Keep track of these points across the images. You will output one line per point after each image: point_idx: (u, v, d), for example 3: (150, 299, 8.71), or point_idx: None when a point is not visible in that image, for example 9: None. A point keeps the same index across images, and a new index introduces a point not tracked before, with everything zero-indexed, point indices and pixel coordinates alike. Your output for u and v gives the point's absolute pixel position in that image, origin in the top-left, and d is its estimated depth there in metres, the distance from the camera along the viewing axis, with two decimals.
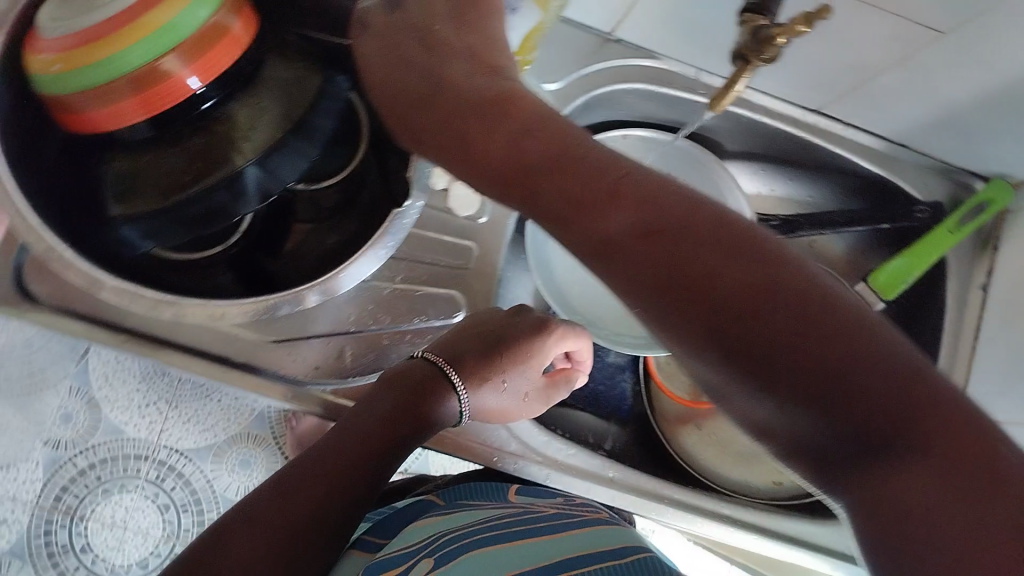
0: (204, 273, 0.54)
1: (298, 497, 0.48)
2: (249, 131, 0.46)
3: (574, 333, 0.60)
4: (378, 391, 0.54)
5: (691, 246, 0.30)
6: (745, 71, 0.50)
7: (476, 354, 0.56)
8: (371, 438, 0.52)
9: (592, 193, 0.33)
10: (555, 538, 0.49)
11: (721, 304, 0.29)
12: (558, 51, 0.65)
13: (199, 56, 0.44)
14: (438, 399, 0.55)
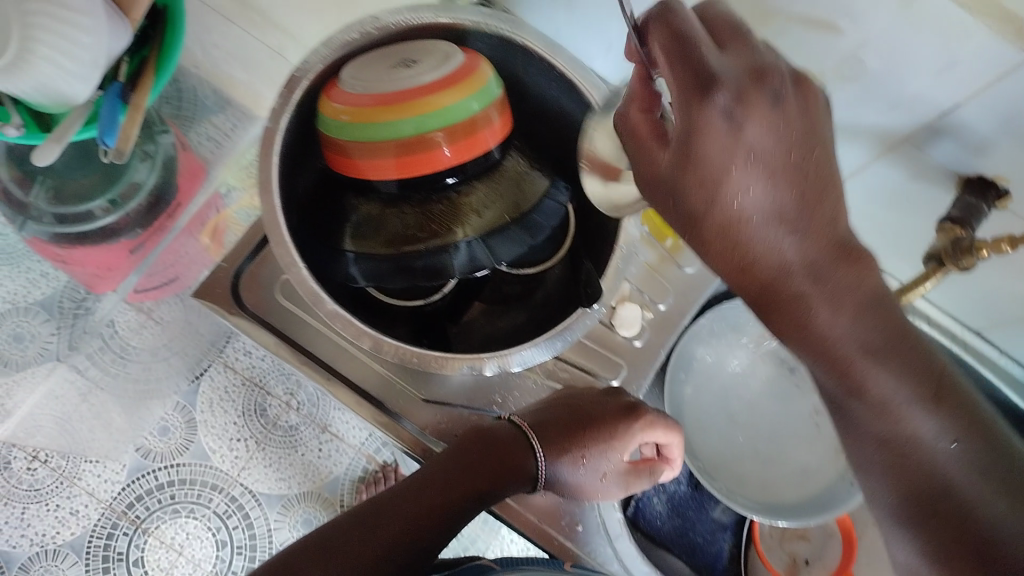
0: (388, 318, 0.59)
1: (357, 545, 0.49)
2: (480, 210, 0.52)
3: (663, 427, 0.60)
4: (461, 443, 0.57)
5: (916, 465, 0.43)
6: (937, 272, 0.54)
7: (559, 425, 0.58)
8: (441, 494, 0.54)
9: (887, 383, 0.41)
10: None
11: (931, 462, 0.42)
12: None
13: (459, 140, 0.51)
14: (516, 460, 0.57)
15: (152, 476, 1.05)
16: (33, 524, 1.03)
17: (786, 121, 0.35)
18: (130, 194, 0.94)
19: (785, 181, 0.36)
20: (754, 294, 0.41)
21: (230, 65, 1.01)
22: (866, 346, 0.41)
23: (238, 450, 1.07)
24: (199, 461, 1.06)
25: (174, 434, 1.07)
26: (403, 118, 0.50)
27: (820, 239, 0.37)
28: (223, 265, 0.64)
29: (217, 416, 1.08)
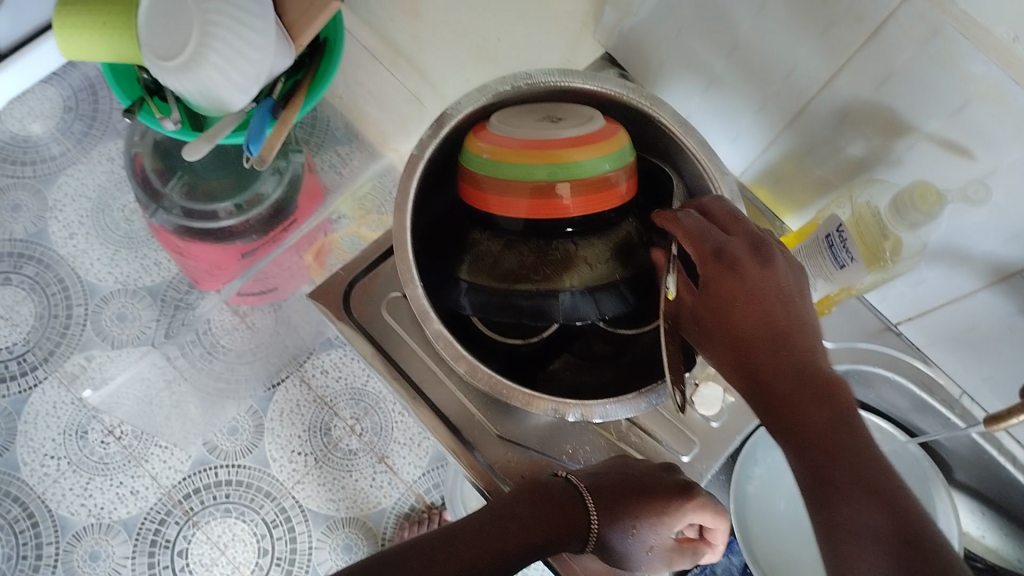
0: (482, 349, 0.62)
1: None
2: (592, 264, 0.55)
3: (714, 511, 0.59)
4: (521, 494, 0.57)
5: None
6: None
7: (616, 492, 0.57)
8: (497, 541, 0.54)
9: (860, 497, 0.42)
10: None
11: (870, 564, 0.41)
12: (841, 313, 0.70)
13: (585, 193, 0.55)
14: (571, 518, 0.57)
15: (212, 472, 1.09)
16: (95, 495, 1.07)
17: (770, 284, 0.48)
18: (252, 203, 1.00)
19: (777, 339, 0.47)
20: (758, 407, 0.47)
21: (365, 102, 1.07)
22: (834, 439, 0.44)
23: (296, 463, 1.10)
24: (257, 466, 1.09)
25: (241, 435, 1.10)
26: (539, 164, 0.54)
27: (804, 372, 0.46)
28: (340, 275, 0.68)
29: (283, 427, 1.11)
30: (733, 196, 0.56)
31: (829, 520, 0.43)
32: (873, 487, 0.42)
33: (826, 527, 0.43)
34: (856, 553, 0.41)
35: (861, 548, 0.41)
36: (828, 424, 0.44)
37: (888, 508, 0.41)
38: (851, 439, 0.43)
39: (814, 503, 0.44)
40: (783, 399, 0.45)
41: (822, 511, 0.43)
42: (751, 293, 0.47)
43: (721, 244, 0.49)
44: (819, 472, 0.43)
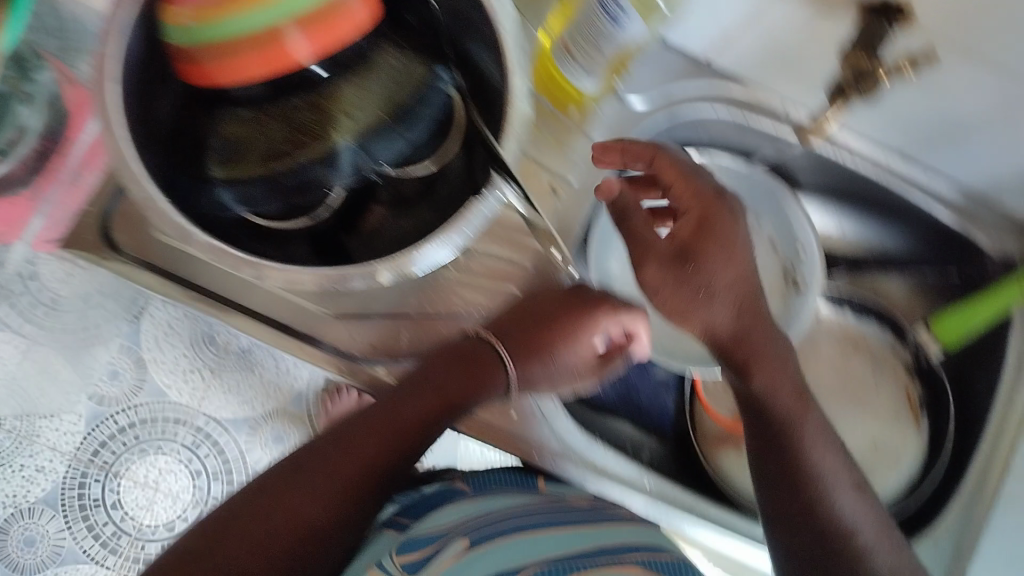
0: (281, 244, 0.56)
1: (331, 472, 0.51)
2: (354, 109, 0.48)
3: (631, 314, 0.62)
4: (433, 357, 0.58)
5: (847, 513, 0.52)
6: (841, 101, 0.52)
7: (524, 329, 0.60)
8: (413, 410, 0.55)
9: (814, 431, 0.54)
10: (578, 530, 0.60)
11: (817, 488, 0.53)
12: (645, 63, 0.66)
13: (318, 27, 0.45)
14: (487, 373, 0.58)
15: (112, 421, 0.92)
16: (0, 486, 0.92)
17: (743, 247, 0.54)
18: None
19: (750, 290, 0.54)
20: (723, 349, 0.54)
21: None
22: (794, 387, 0.54)
23: (193, 380, 0.92)
24: (153, 398, 0.92)
25: (125, 375, 0.91)
26: (257, 7, 0.44)
27: (762, 320, 0.55)
28: (94, 209, 0.60)
29: (162, 350, 0.92)
30: None
31: (785, 446, 0.54)
32: (820, 430, 0.55)
33: (780, 455, 0.54)
34: (809, 477, 0.53)
35: (810, 475, 0.53)
36: (794, 380, 0.55)
37: (829, 447, 0.55)
38: (798, 386, 0.55)
39: (772, 429, 0.55)
40: (771, 352, 0.54)
41: (782, 441, 0.54)
42: (741, 246, 0.53)
43: (716, 188, 0.54)
44: (788, 412, 0.54)
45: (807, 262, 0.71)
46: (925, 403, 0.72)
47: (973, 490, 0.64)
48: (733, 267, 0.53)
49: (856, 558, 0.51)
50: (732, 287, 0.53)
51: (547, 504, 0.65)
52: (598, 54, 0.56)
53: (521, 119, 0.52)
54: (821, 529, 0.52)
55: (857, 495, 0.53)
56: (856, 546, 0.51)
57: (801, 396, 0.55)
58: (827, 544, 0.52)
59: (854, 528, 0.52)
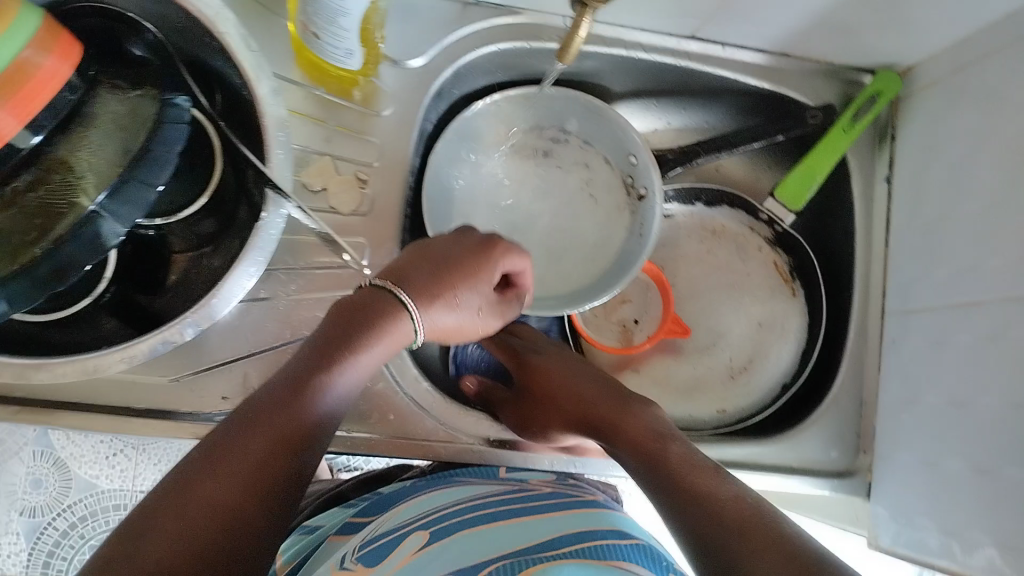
0: (86, 323, 0.52)
1: (228, 469, 0.40)
2: (88, 168, 0.43)
3: (520, 255, 0.58)
4: (325, 326, 0.50)
5: (711, 487, 0.47)
6: (585, 15, 0.47)
7: (419, 274, 0.54)
8: (312, 384, 0.46)
9: (675, 446, 0.52)
10: (540, 521, 0.54)
11: (688, 483, 0.48)
12: (420, 22, 0.63)
13: (13, 93, 0.40)
14: (384, 323, 0.50)
15: (52, 528, 0.87)
16: None
17: (565, 354, 0.66)
18: None
19: (598, 387, 0.62)
20: (594, 422, 0.59)
21: None
22: (646, 418, 0.56)
23: (120, 463, 0.86)
24: (88, 492, 0.86)
25: (47, 483, 0.86)
26: None
27: (611, 382, 0.62)
28: None
29: (80, 444, 0.85)
30: None
31: (650, 465, 0.51)
32: (668, 442, 0.53)
33: (653, 473, 0.51)
34: (672, 467, 0.50)
35: (668, 466, 0.50)
36: (644, 418, 0.56)
37: (683, 449, 0.52)
38: (647, 417, 0.56)
39: (637, 458, 0.53)
40: (615, 409, 0.58)
41: (648, 462, 0.52)
42: (562, 360, 0.65)
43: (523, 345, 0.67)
44: (636, 433, 0.55)
45: (642, 168, 0.69)
46: (794, 270, 0.73)
47: (855, 346, 0.67)
48: (567, 375, 0.63)
49: (740, 516, 0.43)
50: (575, 391, 0.62)
51: (503, 491, 0.60)
52: (343, 31, 0.52)
53: (278, 122, 0.51)
54: (695, 505, 0.46)
55: (715, 475, 0.48)
56: (749, 514, 0.43)
57: (659, 431, 0.55)
58: (697, 515, 0.45)
59: (726, 499, 0.45)
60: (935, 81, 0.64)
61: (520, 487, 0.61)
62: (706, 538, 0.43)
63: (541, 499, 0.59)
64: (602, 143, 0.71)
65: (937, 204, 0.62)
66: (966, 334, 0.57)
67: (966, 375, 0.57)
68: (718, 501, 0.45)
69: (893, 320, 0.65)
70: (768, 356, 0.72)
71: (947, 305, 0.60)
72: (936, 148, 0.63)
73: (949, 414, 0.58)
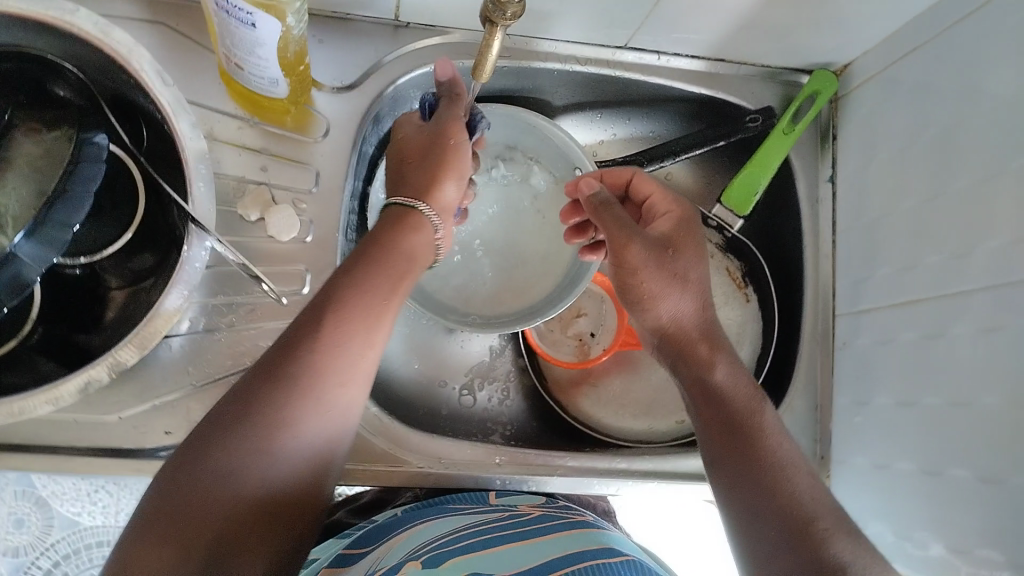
0: (22, 364, 0.52)
1: (275, 410, 0.44)
2: (4, 215, 0.43)
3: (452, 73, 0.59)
4: (375, 234, 0.53)
5: (791, 487, 0.45)
6: (495, 34, 0.47)
7: (410, 176, 0.56)
8: (360, 318, 0.48)
9: (771, 418, 0.50)
10: (530, 546, 0.52)
11: (787, 479, 0.45)
12: (354, 48, 0.64)
13: None
14: (404, 232, 0.54)
15: (36, 568, 0.73)
16: None
17: (683, 215, 0.59)
18: None
19: (703, 320, 0.56)
20: (684, 346, 0.55)
21: None
22: (745, 385, 0.52)
23: (101, 499, 0.72)
24: (70, 531, 0.72)
25: (30, 523, 0.71)
26: None
27: (706, 321, 0.56)
28: None
29: (62, 482, 0.71)
30: (99, 30, 0.49)
31: (736, 427, 0.49)
32: (740, 407, 0.50)
33: (731, 430, 0.49)
34: (772, 444, 0.48)
35: (763, 438, 0.48)
36: (740, 391, 0.52)
37: (778, 429, 0.49)
38: (739, 374, 0.53)
39: (719, 408, 0.51)
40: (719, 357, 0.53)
41: (729, 421, 0.50)
42: (682, 222, 0.59)
43: (650, 198, 0.61)
44: (732, 400, 0.51)
45: None
46: (747, 275, 0.72)
47: (809, 348, 0.66)
48: (697, 271, 0.57)
49: (812, 524, 0.43)
50: (678, 297, 0.56)
51: (496, 516, 0.59)
52: (262, 62, 0.52)
53: (197, 154, 0.50)
54: (769, 504, 0.44)
55: (806, 471, 0.47)
56: (815, 522, 0.43)
57: (755, 399, 0.51)
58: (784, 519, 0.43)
59: (827, 505, 0.44)
60: (869, 78, 0.64)
61: (514, 513, 0.60)
62: (766, 531, 0.43)
63: (533, 523, 0.57)
64: (547, 157, 0.72)
65: (880, 200, 0.62)
66: (911, 332, 0.57)
67: (912, 371, 0.56)
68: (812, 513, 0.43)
69: (844, 321, 0.64)
70: None
71: (894, 304, 0.59)
72: (874, 146, 0.63)
73: (901, 415, 0.57)
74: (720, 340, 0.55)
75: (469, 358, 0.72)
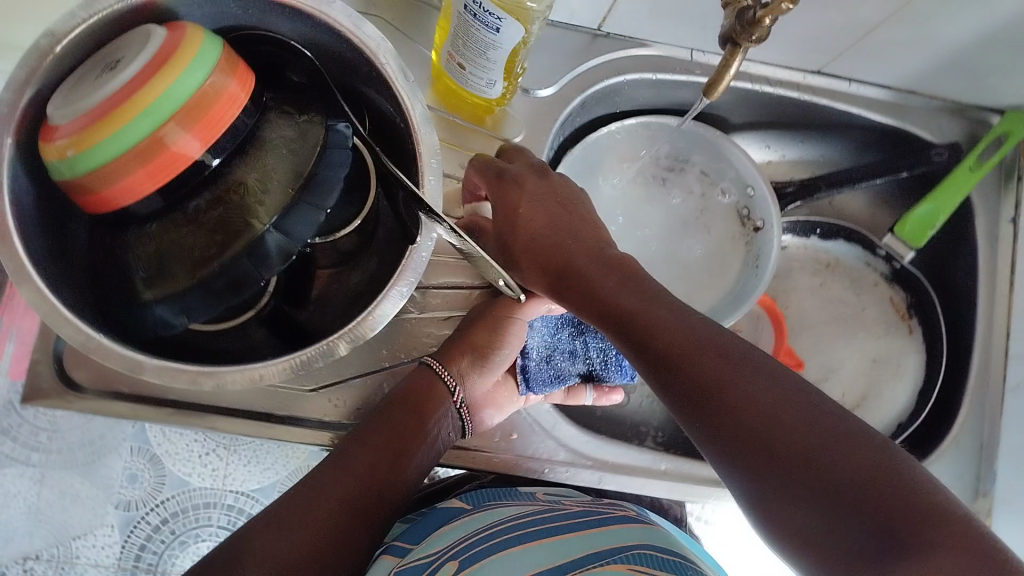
0: (241, 334, 0.56)
1: (316, 515, 0.48)
2: (262, 193, 0.46)
3: None
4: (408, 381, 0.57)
5: (734, 396, 0.39)
6: (736, 55, 0.48)
7: (450, 348, 0.58)
8: (389, 431, 0.54)
9: (676, 318, 0.43)
10: (576, 536, 0.51)
11: (726, 392, 0.39)
12: (553, 52, 0.66)
13: (197, 119, 0.44)
14: (434, 395, 0.56)
15: (145, 523, 0.76)
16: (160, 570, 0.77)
17: (545, 184, 0.53)
18: None
19: (559, 256, 0.50)
20: (558, 286, 0.50)
21: None
22: (613, 301, 0.46)
23: (212, 462, 0.77)
24: (180, 490, 0.76)
25: (144, 478, 0.76)
26: (129, 122, 0.43)
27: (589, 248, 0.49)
28: (41, 356, 0.57)
29: (175, 441, 0.76)
30: (351, 22, 0.51)
31: (647, 339, 0.43)
32: (625, 323, 0.45)
33: (646, 357, 0.43)
34: (681, 337, 0.42)
35: (675, 335, 0.42)
36: (605, 295, 0.47)
37: (689, 322, 0.43)
38: (598, 279, 0.47)
39: (635, 333, 0.44)
40: (580, 281, 0.48)
41: (639, 348, 0.44)
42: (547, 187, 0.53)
43: (507, 170, 0.54)
44: (641, 317, 0.44)
45: (759, 200, 0.69)
46: (912, 308, 0.72)
47: (976, 386, 0.66)
48: (531, 202, 0.52)
49: (787, 403, 0.38)
50: (561, 244, 0.50)
51: (537, 509, 0.57)
52: (490, 63, 0.54)
53: (431, 149, 0.52)
54: (726, 431, 0.39)
55: (730, 359, 0.40)
56: (777, 418, 0.38)
57: (649, 301, 0.45)
58: (775, 466, 0.37)
59: (772, 384, 0.39)
60: None
61: (551, 507, 0.58)
62: (766, 483, 0.37)
63: (573, 517, 0.55)
64: (720, 173, 0.72)
65: None
66: None
67: None
68: (763, 422, 0.38)
69: (1019, 364, 0.64)
70: (881, 393, 0.71)
71: None
72: None
73: None
74: (570, 222, 0.51)
75: None
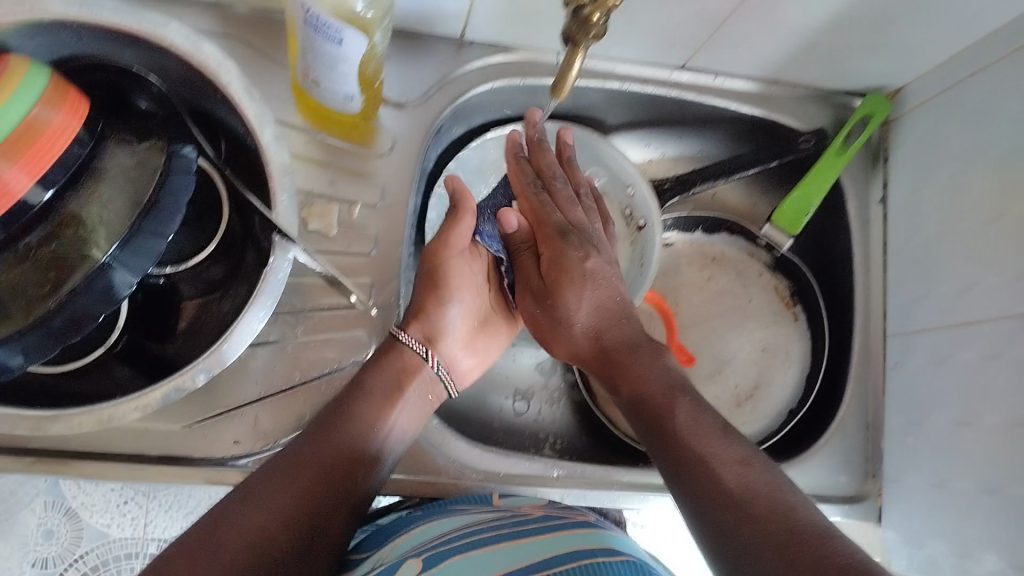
0: (101, 372, 0.53)
1: (253, 518, 0.46)
2: (98, 225, 0.44)
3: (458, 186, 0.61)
4: (377, 360, 0.56)
5: (731, 505, 0.45)
6: (578, 53, 0.48)
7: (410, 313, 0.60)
8: (353, 424, 0.52)
9: (686, 412, 0.51)
10: (535, 538, 0.49)
11: (714, 471, 0.47)
12: (419, 64, 0.65)
13: (24, 150, 0.41)
14: (394, 358, 0.56)
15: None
16: None
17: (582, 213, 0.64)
18: None
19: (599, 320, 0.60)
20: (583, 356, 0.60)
21: None
22: (645, 395, 0.54)
23: (131, 511, 0.74)
24: (100, 542, 0.73)
25: (61, 533, 0.73)
26: None
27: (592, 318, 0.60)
28: None
29: (92, 492, 0.73)
30: (188, 44, 0.50)
31: (671, 438, 0.50)
32: (659, 427, 0.51)
33: (663, 450, 0.50)
34: (701, 441, 0.49)
35: (698, 445, 0.49)
36: (658, 414, 0.52)
37: (693, 424, 0.50)
38: (665, 415, 0.52)
39: (651, 433, 0.52)
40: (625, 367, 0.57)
41: (663, 438, 0.51)
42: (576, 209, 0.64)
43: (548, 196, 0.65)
44: (655, 408, 0.53)
45: (640, 199, 0.70)
46: (795, 295, 0.74)
47: (860, 366, 0.67)
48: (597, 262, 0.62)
49: (771, 505, 0.44)
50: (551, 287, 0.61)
51: (497, 516, 0.54)
52: (341, 77, 0.53)
53: (282, 167, 0.52)
54: (722, 510, 0.45)
55: (747, 475, 0.46)
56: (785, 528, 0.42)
57: (666, 401, 0.52)
58: (742, 535, 0.43)
59: (780, 498, 0.44)
60: (922, 102, 0.65)
61: (516, 512, 0.55)
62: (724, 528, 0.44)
63: (538, 521, 0.53)
64: (599, 175, 0.72)
65: (933, 221, 0.63)
66: (969, 350, 0.58)
67: (971, 391, 0.57)
68: (755, 503, 0.44)
69: (897, 340, 0.66)
70: (773, 379, 0.72)
71: (950, 323, 0.60)
72: (928, 168, 0.64)
73: (958, 433, 0.58)
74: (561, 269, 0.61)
75: (521, 372, 0.74)
